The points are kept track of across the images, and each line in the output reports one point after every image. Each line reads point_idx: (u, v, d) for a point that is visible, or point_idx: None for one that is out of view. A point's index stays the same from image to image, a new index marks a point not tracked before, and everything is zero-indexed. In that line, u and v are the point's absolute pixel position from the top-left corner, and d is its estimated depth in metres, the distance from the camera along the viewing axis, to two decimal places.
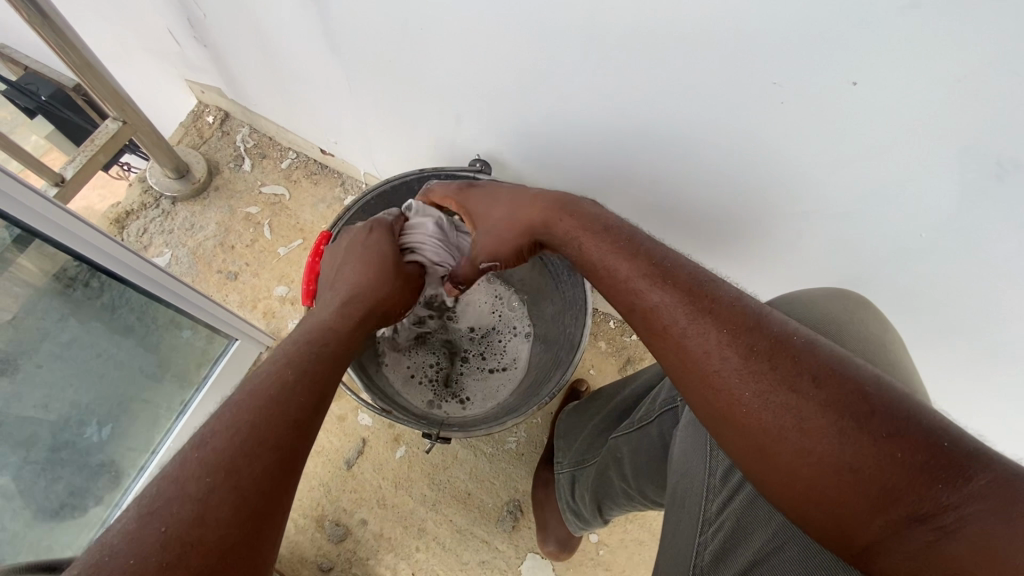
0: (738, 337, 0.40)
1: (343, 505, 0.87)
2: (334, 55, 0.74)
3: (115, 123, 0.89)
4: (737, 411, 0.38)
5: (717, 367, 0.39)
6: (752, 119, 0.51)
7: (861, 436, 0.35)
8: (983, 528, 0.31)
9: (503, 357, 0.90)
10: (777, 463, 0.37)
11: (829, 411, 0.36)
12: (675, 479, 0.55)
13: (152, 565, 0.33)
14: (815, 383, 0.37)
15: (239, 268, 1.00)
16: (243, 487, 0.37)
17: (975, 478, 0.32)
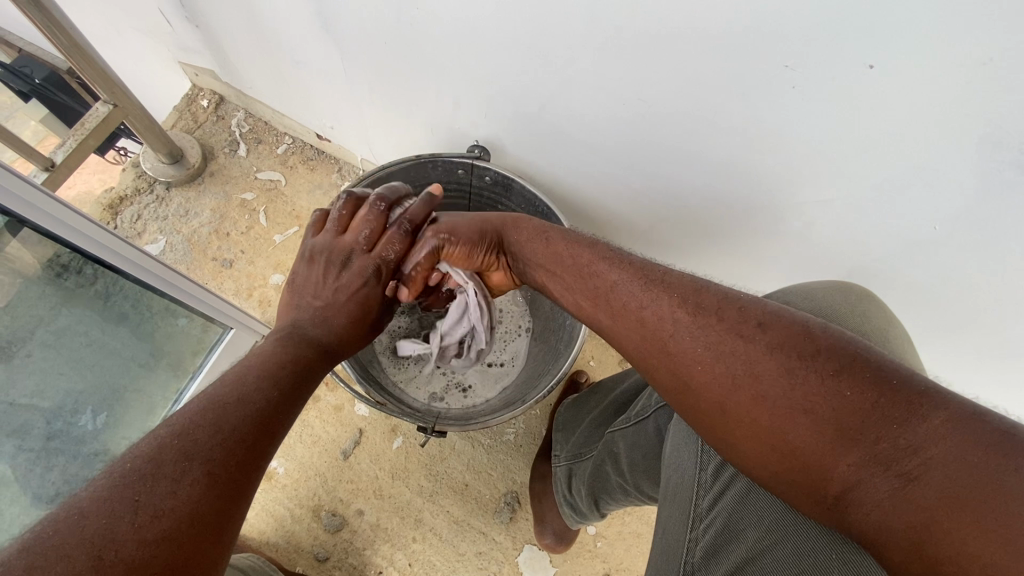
0: (686, 299, 0.43)
1: (340, 496, 0.86)
2: (328, 36, 0.72)
3: (105, 106, 0.87)
4: (694, 370, 0.41)
5: (670, 329, 0.42)
6: (761, 105, 0.49)
7: (809, 376, 0.37)
8: (939, 457, 0.32)
9: (501, 349, 0.89)
10: (735, 418, 0.39)
11: (777, 354, 0.38)
12: (669, 474, 0.54)
13: (125, 534, 0.32)
14: (762, 331, 0.40)
15: (234, 256, 0.99)
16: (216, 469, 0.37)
17: (926, 411, 0.33)
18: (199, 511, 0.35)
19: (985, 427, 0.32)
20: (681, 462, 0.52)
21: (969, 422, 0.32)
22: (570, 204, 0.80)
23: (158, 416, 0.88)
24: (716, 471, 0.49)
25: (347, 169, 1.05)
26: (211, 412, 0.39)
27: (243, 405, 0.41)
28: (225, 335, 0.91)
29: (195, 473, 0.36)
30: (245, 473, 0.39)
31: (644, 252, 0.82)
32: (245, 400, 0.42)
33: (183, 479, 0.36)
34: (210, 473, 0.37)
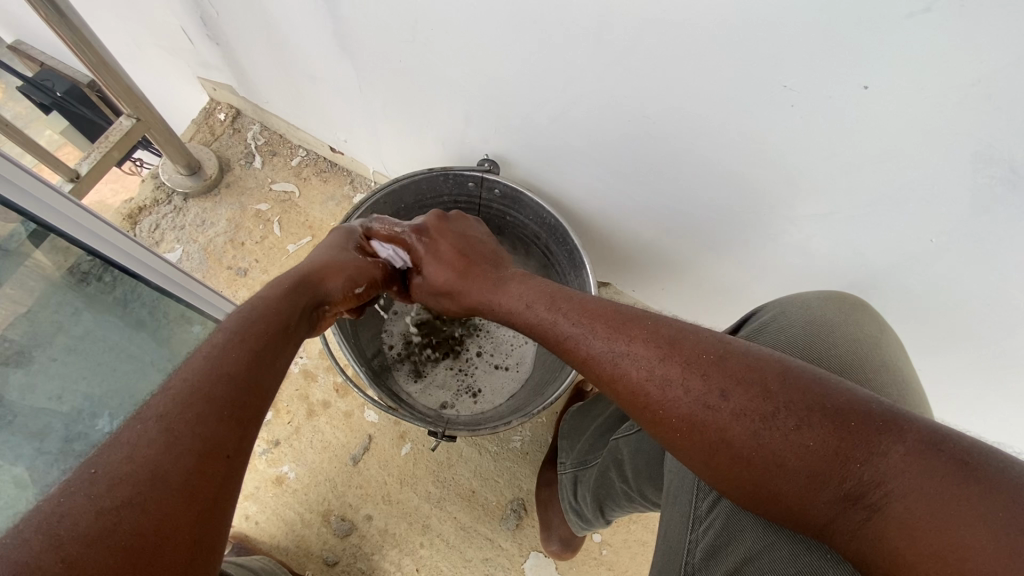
0: (648, 369, 0.42)
1: (349, 501, 0.88)
2: (345, 55, 0.75)
3: (129, 120, 0.90)
4: (669, 431, 0.41)
5: (641, 393, 0.42)
6: (761, 122, 0.51)
7: (774, 435, 0.37)
8: (902, 490, 0.34)
9: (508, 357, 0.90)
10: (717, 476, 0.40)
11: (743, 418, 0.38)
12: (671, 477, 0.55)
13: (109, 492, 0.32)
14: (727, 394, 0.39)
15: (248, 264, 1.01)
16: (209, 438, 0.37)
17: (886, 446, 0.35)
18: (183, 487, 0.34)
19: (942, 458, 0.33)
20: (681, 465, 0.53)
21: (926, 454, 0.34)
22: (576, 216, 0.83)
23: None
24: None
25: (359, 181, 1.08)
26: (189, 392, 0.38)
27: (221, 382, 0.40)
28: None
29: (183, 447, 0.35)
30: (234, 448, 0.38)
31: (648, 263, 0.84)
32: (228, 377, 0.40)
33: (171, 455, 0.35)
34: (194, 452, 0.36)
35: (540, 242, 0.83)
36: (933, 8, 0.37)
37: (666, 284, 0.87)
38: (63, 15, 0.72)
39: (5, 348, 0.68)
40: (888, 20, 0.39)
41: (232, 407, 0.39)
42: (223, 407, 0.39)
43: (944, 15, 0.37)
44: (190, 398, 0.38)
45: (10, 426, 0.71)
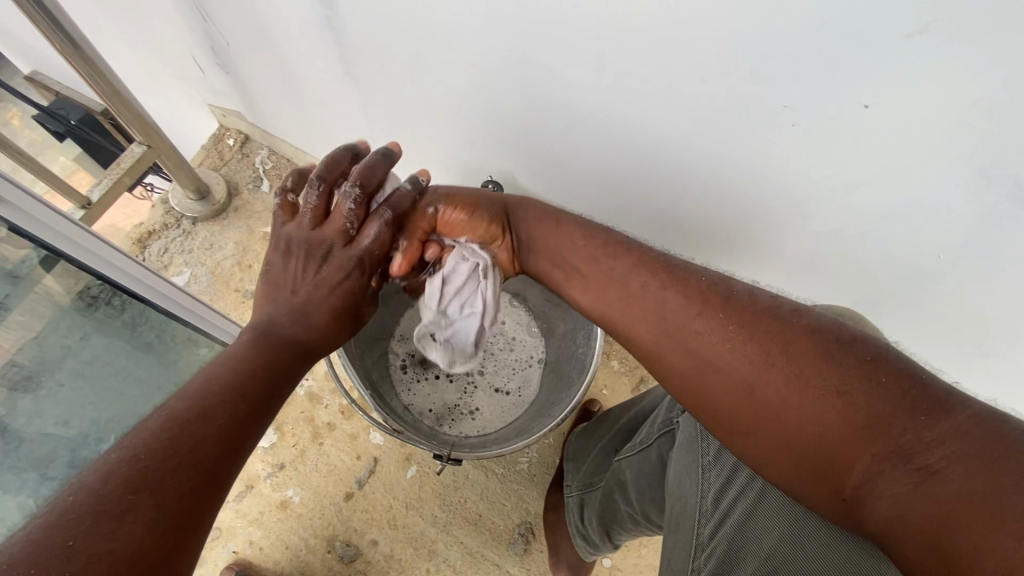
0: (720, 291, 0.44)
1: (354, 525, 0.87)
2: (351, 80, 0.76)
3: (139, 147, 0.92)
4: (726, 350, 0.42)
5: (704, 316, 0.43)
6: (762, 142, 0.52)
7: (845, 364, 0.38)
8: (960, 453, 0.33)
9: (514, 379, 0.89)
10: (763, 400, 0.40)
11: (812, 346, 0.40)
12: (671, 501, 0.54)
13: (114, 510, 0.36)
14: (796, 327, 0.41)
15: (255, 287, 1.02)
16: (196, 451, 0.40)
17: (951, 407, 0.35)
18: (148, 524, 0.36)
19: (997, 434, 0.33)
20: (682, 490, 0.53)
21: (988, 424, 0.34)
22: None
23: None
24: (716, 497, 0.50)
25: None
26: (155, 436, 0.39)
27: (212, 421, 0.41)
28: None
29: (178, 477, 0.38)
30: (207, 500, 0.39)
31: None
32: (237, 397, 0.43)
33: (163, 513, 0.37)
34: (159, 507, 0.37)
35: None
36: (931, 29, 0.37)
37: None
38: (79, 49, 0.74)
39: (12, 372, 0.68)
40: (887, 41, 0.39)
41: (219, 437, 0.41)
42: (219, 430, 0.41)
43: (942, 34, 0.37)
44: (169, 436, 0.39)
45: (16, 452, 0.71)
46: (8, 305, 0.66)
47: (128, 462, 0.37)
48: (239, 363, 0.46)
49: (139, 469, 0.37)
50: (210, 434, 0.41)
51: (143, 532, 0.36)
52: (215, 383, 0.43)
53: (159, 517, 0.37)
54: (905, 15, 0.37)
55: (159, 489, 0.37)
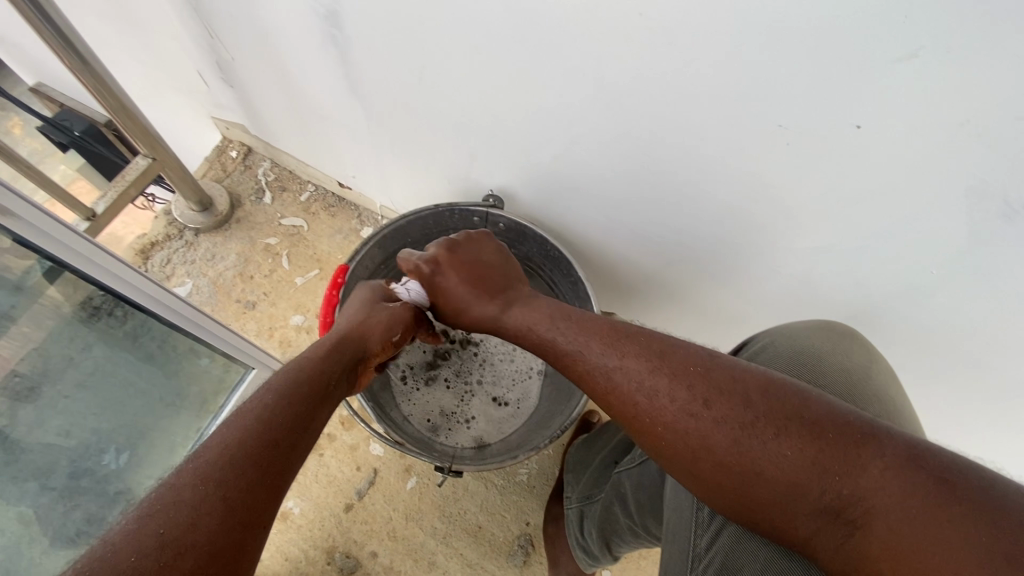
0: (642, 377, 0.45)
1: (354, 537, 0.86)
2: (354, 95, 0.78)
3: (145, 160, 0.93)
4: (660, 441, 0.43)
5: (636, 406, 0.45)
6: (757, 160, 0.53)
7: (757, 443, 0.39)
8: (879, 507, 0.35)
9: (513, 391, 0.90)
10: (704, 484, 0.42)
11: (728, 427, 0.41)
12: (669, 514, 0.54)
13: (190, 507, 0.36)
14: (712, 405, 0.42)
15: (257, 298, 1.03)
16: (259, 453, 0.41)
17: (864, 459, 0.37)
18: (222, 548, 0.36)
19: (917, 474, 0.35)
20: (679, 502, 0.53)
21: (903, 470, 0.35)
22: (579, 248, 0.84)
23: (179, 456, 0.90)
24: (712, 509, 0.49)
25: (367, 215, 1.10)
26: (219, 465, 0.39)
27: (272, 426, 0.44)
28: (246, 375, 0.94)
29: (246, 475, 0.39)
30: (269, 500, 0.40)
31: (650, 293, 0.85)
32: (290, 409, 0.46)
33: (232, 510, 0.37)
34: (231, 500, 0.38)
35: (545, 274, 0.84)
36: (920, 54, 0.38)
37: (668, 315, 0.88)
38: (87, 64, 0.75)
39: (15, 382, 0.69)
40: (878, 64, 0.40)
41: (280, 460, 0.42)
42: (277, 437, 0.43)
43: (930, 58, 0.38)
44: (234, 463, 0.39)
45: (17, 463, 0.71)
46: (15, 318, 0.67)
47: (203, 461, 0.39)
48: (289, 380, 0.49)
49: (204, 498, 0.37)
50: (272, 457, 0.42)
51: (205, 562, 0.34)
52: (265, 413, 0.44)
53: (234, 539, 0.36)
54: (893, 41, 0.39)
55: (233, 513, 0.37)
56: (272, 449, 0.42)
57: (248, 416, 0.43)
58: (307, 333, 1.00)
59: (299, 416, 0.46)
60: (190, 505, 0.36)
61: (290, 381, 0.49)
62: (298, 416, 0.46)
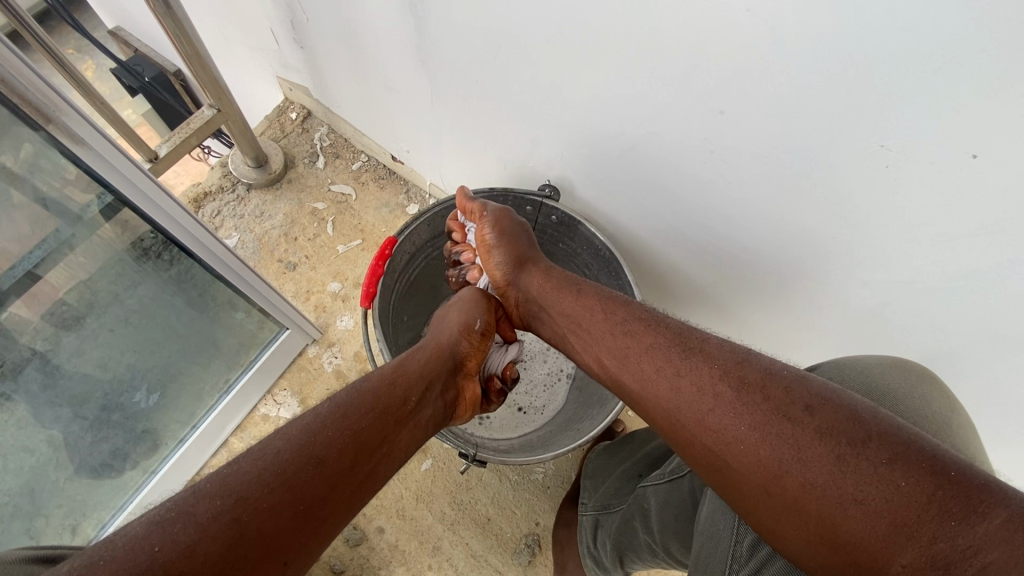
0: (728, 373, 0.42)
1: (363, 510, 0.86)
2: (423, 68, 0.76)
3: (210, 110, 0.93)
4: (735, 449, 0.39)
5: (715, 404, 0.41)
6: (848, 181, 0.49)
7: (861, 463, 0.34)
8: (999, 563, 0.29)
9: (539, 393, 0.89)
10: (781, 505, 0.37)
11: (827, 440, 0.36)
12: (699, 542, 0.52)
13: (287, 459, 0.39)
14: (810, 414, 0.38)
15: (298, 260, 1.03)
16: (354, 428, 0.43)
17: (985, 508, 0.31)
18: (298, 503, 0.38)
19: None
20: (713, 530, 0.51)
21: None
22: (630, 251, 0.81)
23: (205, 404, 0.92)
24: (752, 545, 0.47)
25: (415, 192, 1.10)
26: (256, 477, 0.37)
27: (372, 400, 0.46)
28: (279, 335, 0.93)
29: (338, 438, 0.42)
30: (351, 471, 0.42)
31: (696, 307, 0.82)
32: (384, 387, 0.48)
33: (319, 470, 0.40)
34: (318, 461, 0.40)
35: (590, 274, 0.82)
36: None
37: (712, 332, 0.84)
38: (169, 8, 0.76)
39: (61, 310, 0.70)
40: (1011, 91, 0.37)
41: (320, 489, 0.39)
42: (375, 411, 0.46)
43: None
44: (271, 483, 0.37)
45: (54, 388, 0.73)
46: (73, 247, 0.67)
47: (308, 422, 0.42)
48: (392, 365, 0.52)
49: (296, 451, 0.39)
50: (309, 483, 0.39)
51: (289, 515, 0.37)
52: (322, 425, 0.42)
53: (310, 496, 0.38)
54: None
55: (319, 470, 0.40)
56: (370, 427, 0.44)
57: (308, 425, 0.42)
58: (342, 301, 1.00)
59: (395, 397, 0.48)
60: (289, 456, 0.39)
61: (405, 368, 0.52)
62: (377, 407, 0.46)
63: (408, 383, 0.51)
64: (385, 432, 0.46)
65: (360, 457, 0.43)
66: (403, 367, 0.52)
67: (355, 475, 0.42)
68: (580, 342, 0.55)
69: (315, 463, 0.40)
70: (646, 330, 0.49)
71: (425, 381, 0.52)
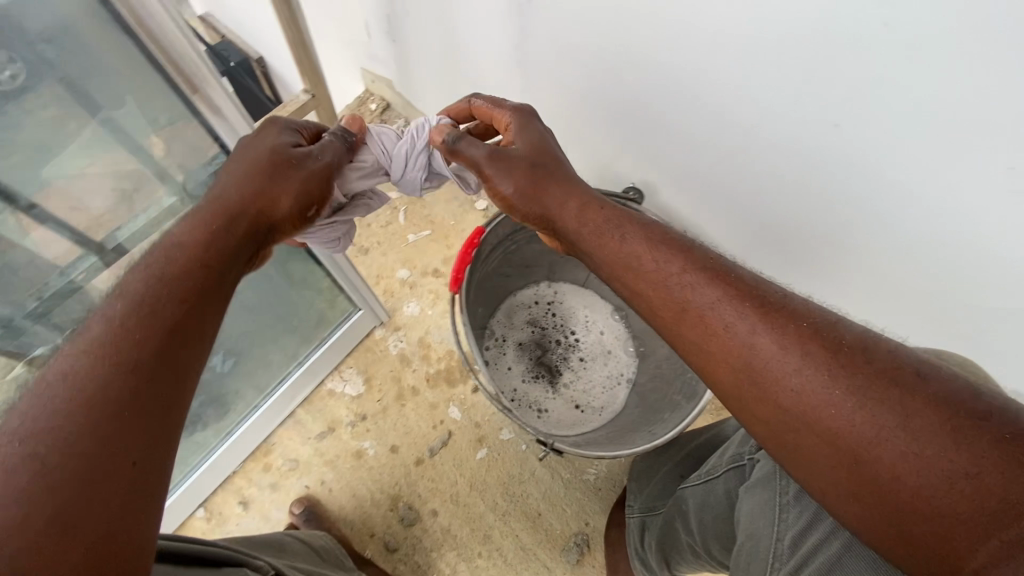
0: (819, 334, 0.38)
1: (419, 491, 0.88)
2: (519, 67, 0.78)
3: (304, 96, 0.98)
4: (822, 411, 0.35)
5: (802, 363, 0.37)
6: (965, 202, 0.48)
7: (972, 436, 0.31)
8: None
9: (599, 394, 0.90)
10: (865, 470, 0.34)
11: (938, 409, 0.33)
12: (740, 542, 0.51)
13: (81, 351, 0.35)
14: (918, 382, 0.34)
15: (371, 245, 1.07)
16: (127, 325, 0.37)
17: None
18: (105, 427, 0.33)
19: None
20: (754, 528, 0.49)
21: None
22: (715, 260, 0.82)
23: None
24: (794, 540, 0.46)
25: None
26: (93, 404, 0.33)
27: (127, 303, 0.38)
28: (351, 316, 0.94)
29: (130, 344, 0.36)
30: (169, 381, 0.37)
31: None
32: (140, 295, 0.39)
33: (131, 371, 0.35)
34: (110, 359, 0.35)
35: None
36: None
37: None
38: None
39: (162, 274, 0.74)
40: None
41: (122, 391, 0.34)
42: (149, 329, 0.37)
43: None
44: (68, 386, 0.33)
45: None
46: None
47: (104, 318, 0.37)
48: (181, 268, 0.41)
49: (108, 351, 0.35)
50: (114, 380, 0.34)
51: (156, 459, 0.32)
52: (113, 319, 0.37)
53: (114, 401, 0.34)
54: None
55: (123, 375, 0.35)
56: (119, 333, 0.36)
57: (98, 321, 0.37)
58: (410, 288, 1.03)
59: (149, 298, 0.39)
60: (75, 352, 0.35)
61: (166, 275, 0.41)
62: (163, 317, 0.38)
63: (184, 280, 0.41)
64: (146, 350, 0.37)
65: (154, 367, 0.36)
66: (178, 254, 0.42)
67: (173, 387, 0.37)
68: (637, 305, 0.47)
69: (111, 359, 0.35)
70: (714, 282, 0.42)
71: (181, 291, 0.40)
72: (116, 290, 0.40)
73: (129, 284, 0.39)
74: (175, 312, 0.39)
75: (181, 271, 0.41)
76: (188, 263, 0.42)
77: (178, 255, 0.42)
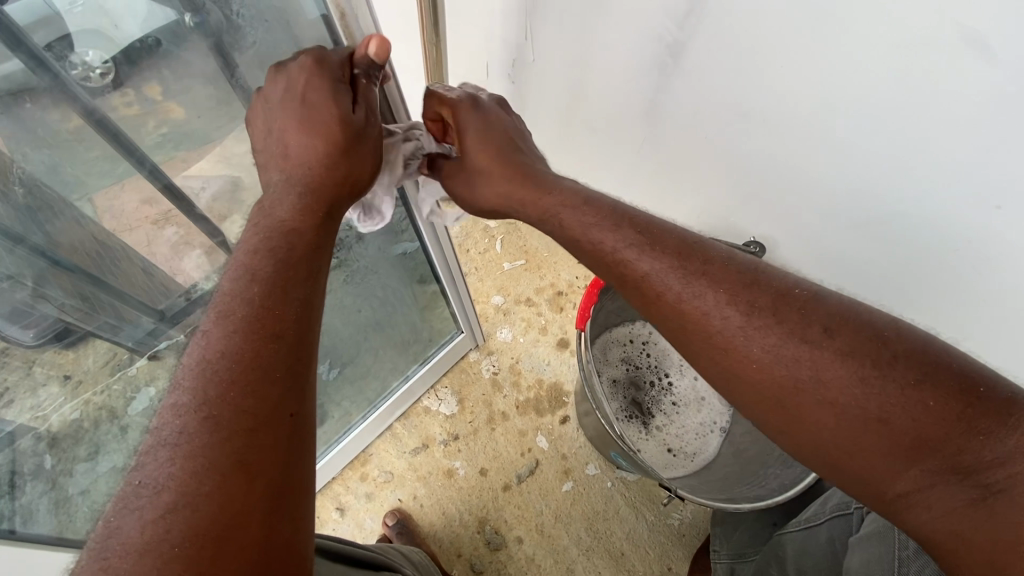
0: (795, 317, 0.39)
1: (506, 517, 0.90)
2: (645, 118, 0.81)
3: None
4: (824, 400, 0.37)
5: (803, 355, 0.38)
6: None
7: (943, 407, 0.34)
8: None
9: (690, 439, 0.90)
10: (862, 450, 0.36)
11: (901, 385, 0.35)
12: None
13: (209, 357, 0.33)
14: (880, 358, 0.36)
15: (467, 270, 1.10)
16: (251, 317, 0.35)
17: None
18: (246, 433, 0.32)
19: None
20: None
21: None
22: None
23: None
24: None
25: None
26: (219, 412, 0.32)
27: (255, 292, 0.36)
28: (452, 337, 0.98)
29: (252, 342, 0.34)
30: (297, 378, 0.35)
31: None
32: (258, 278, 0.36)
33: (257, 372, 0.33)
34: (235, 360, 0.33)
35: None
36: None
37: None
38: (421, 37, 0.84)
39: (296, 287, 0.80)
40: None
41: (248, 400, 0.33)
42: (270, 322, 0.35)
43: None
44: (202, 397, 0.32)
45: None
46: None
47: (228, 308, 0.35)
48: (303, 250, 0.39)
49: (235, 353, 0.34)
50: (242, 386, 0.33)
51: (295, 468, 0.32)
52: (229, 314, 0.35)
53: (242, 409, 0.32)
54: None
55: (246, 380, 0.33)
56: (253, 329, 0.34)
57: (218, 319, 0.35)
58: (503, 314, 1.06)
59: (270, 283, 0.36)
60: (209, 355, 0.33)
61: (286, 251, 0.38)
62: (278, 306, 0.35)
63: (281, 264, 0.37)
64: (267, 344, 0.34)
65: (281, 363, 0.35)
66: (284, 239, 0.39)
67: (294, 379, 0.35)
68: (564, 245, 0.47)
69: (244, 358, 0.34)
70: (714, 277, 0.41)
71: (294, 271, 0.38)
72: (230, 271, 0.38)
73: (257, 271, 0.37)
74: (291, 297, 0.37)
75: (293, 250, 0.39)
76: (293, 241, 0.39)
77: (292, 239, 0.39)
